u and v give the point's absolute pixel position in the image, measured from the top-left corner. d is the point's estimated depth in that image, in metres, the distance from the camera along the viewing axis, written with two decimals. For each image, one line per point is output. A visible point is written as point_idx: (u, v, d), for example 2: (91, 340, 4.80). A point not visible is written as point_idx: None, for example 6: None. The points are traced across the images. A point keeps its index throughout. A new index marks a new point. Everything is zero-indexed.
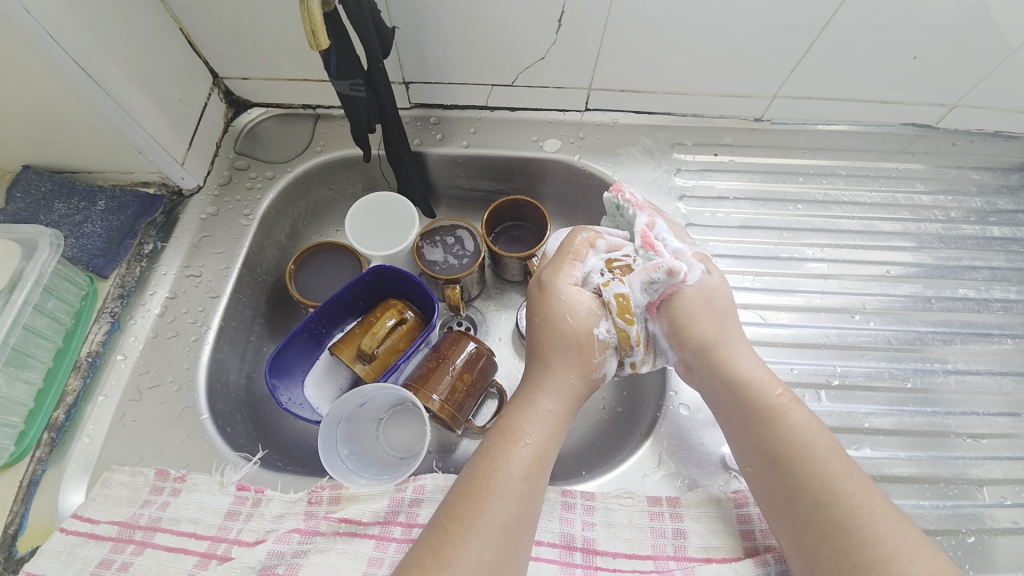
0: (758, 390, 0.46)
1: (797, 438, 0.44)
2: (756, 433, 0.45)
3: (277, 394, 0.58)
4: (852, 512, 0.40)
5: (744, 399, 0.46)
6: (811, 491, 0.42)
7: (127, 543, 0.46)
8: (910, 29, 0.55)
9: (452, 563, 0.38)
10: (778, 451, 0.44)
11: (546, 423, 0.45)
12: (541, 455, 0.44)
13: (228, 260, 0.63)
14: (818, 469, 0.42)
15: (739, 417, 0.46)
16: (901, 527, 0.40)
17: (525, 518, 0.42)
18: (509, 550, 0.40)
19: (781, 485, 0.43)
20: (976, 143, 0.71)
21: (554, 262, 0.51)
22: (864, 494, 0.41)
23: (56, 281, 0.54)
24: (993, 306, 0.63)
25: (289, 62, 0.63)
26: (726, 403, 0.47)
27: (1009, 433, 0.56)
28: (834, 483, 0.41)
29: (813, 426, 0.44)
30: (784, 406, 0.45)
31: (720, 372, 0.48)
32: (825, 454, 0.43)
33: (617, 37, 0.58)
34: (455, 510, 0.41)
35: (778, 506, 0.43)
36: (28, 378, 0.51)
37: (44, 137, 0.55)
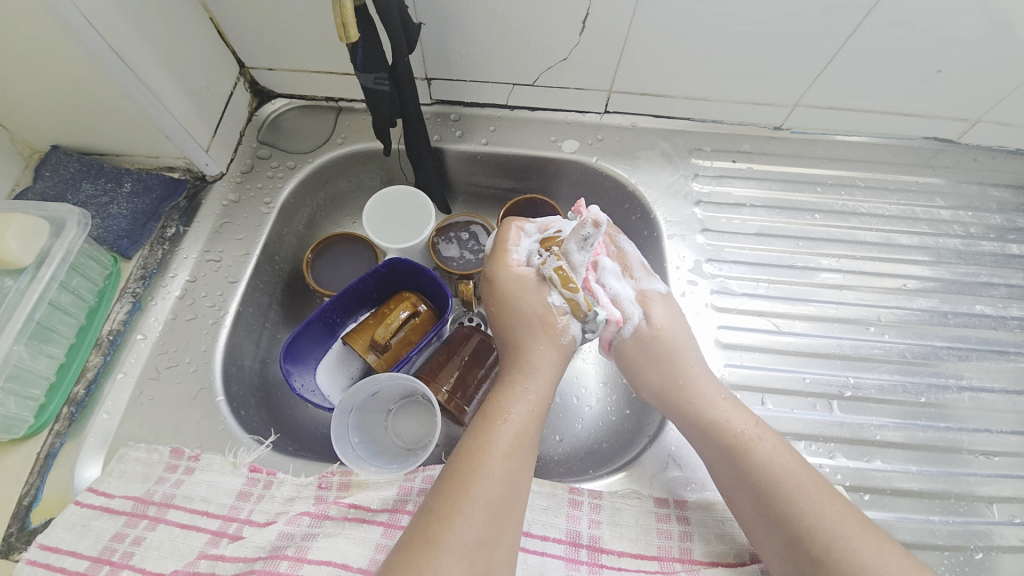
0: (722, 426, 0.47)
1: (768, 471, 0.44)
2: (730, 469, 0.46)
3: (290, 380, 0.58)
4: (826, 539, 0.41)
5: (712, 439, 0.48)
6: (784, 519, 0.43)
7: (141, 518, 0.47)
8: (936, 43, 0.55)
9: (438, 542, 0.38)
10: (751, 485, 0.45)
11: (527, 402, 0.48)
12: (523, 432, 0.46)
13: (248, 247, 0.64)
14: (791, 504, 0.43)
15: (712, 448, 0.48)
16: (882, 548, 0.40)
17: (511, 498, 0.42)
18: (496, 529, 0.40)
19: (757, 517, 0.44)
20: (999, 159, 0.70)
21: (565, 261, 0.53)
22: (839, 522, 0.41)
23: (82, 260, 0.56)
24: (1010, 323, 0.62)
25: (315, 55, 0.64)
26: (698, 442, 0.49)
27: (1023, 452, 0.55)
28: (808, 513, 0.42)
29: (781, 455, 0.45)
30: (749, 441, 0.46)
31: (685, 416, 0.50)
32: (795, 489, 0.43)
33: (640, 41, 0.58)
34: (440, 492, 0.41)
35: (760, 538, 0.44)
36: (51, 353, 0.52)
37: (75, 119, 0.56)
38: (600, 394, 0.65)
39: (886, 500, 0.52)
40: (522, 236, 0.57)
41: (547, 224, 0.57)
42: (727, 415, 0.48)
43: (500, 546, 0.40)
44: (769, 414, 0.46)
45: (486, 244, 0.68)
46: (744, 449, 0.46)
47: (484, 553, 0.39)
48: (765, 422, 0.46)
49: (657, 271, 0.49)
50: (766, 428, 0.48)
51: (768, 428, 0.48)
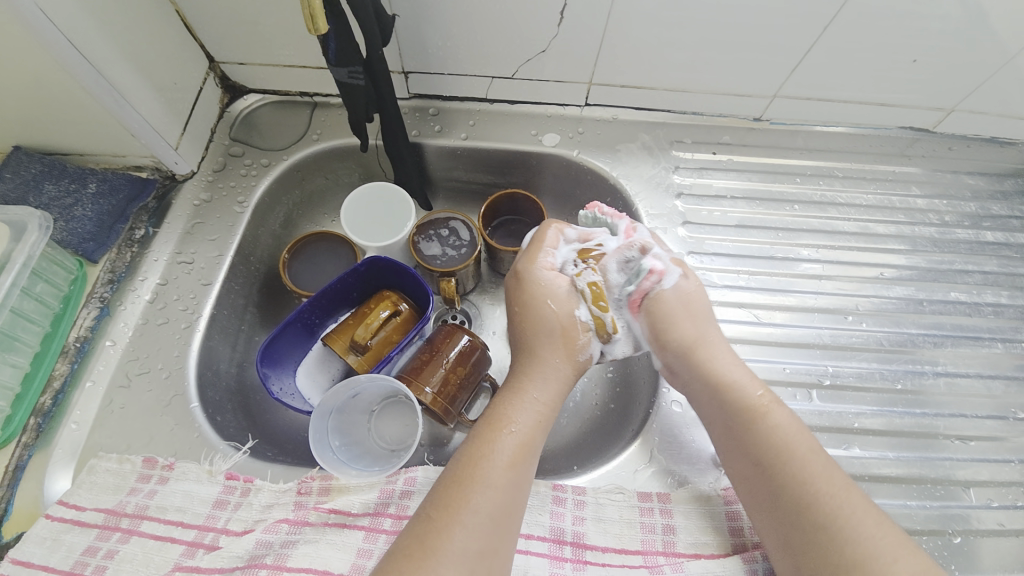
0: (742, 391, 0.47)
1: (783, 437, 0.44)
2: (746, 432, 0.45)
3: (268, 383, 0.57)
4: (833, 508, 0.40)
5: (729, 402, 0.47)
6: (796, 484, 0.42)
7: (113, 530, 0.46)
8: (912, 32, 0.55)
9: (437, 550, 0.38)
10: (764, 450, 0.44)
11: (533, 411, 0.47)
12: (528, 442, 0.45)
13: (221, 247, 0.62)
14: (801, 470, 0.42)
15: (730, 411, 0.46)
16: (881, 524, 0.40)
17: (511, 508, 0.42)
18: (495, 538, 0.40)
19: (767, 484, 0.43)
20: (972, 148, 0.71)
21: (529, 253, 0.54)
22: (845, 495, 0.41)
23: (45, 264, 0.53)
24: (984, 310, 0.63)
25: (287, 48, 0.62)
26: (717, 403, 0.47)
27: (997, 436, 0.56)
28: (817, 483, 0.41)
29: (793, 426, 0.45)
30: (765, 406, 0.45)
31: (701, 373, 0.49)
32: (806, 456, 0.43)
33: (619, 32, 0.57)
34: (439, 501, 0.41)
35: (766, 505, 0.43)
36: (15, 362, 0.50)
37: (34, 118, 0.54)
38: (584, 389, 0.65)
39: (865, 486, 0.53)
40: (561, 240, 0.55)
41: (587, 235, 0.55)
42: (746, 382, 0.47)
43: (498, 555, 0.40)
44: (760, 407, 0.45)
45: (467, 239, 0.67)
46: (759, 414, 0.45)
47: (482, 562, 0.39)
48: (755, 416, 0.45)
49: (621, 253, 0.53)
50: (781, 400, 0.47)
51: (782, 402, 0.47)
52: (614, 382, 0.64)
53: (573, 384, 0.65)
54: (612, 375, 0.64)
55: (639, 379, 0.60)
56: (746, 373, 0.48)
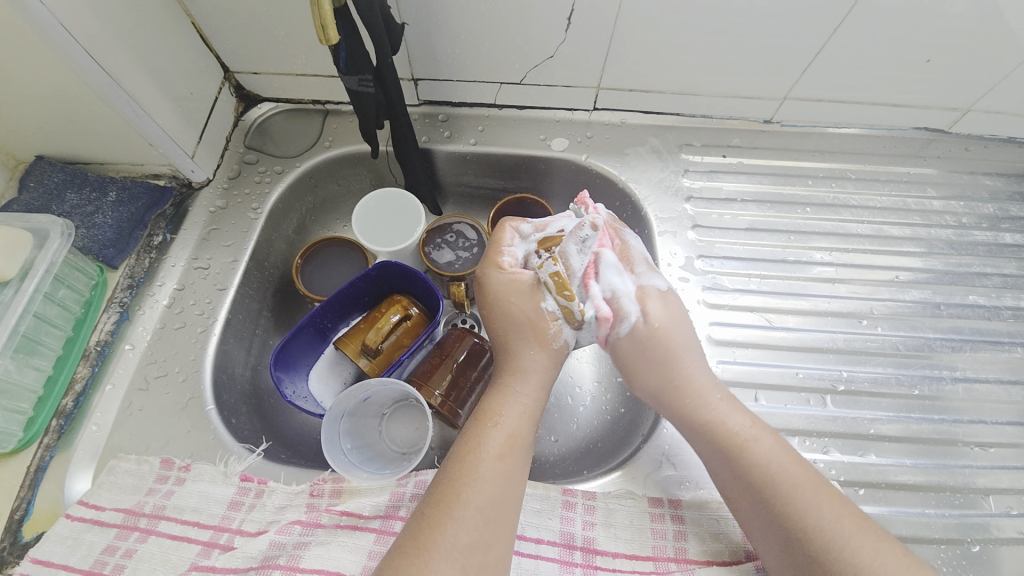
0: (716, 427, 0.46)
1: (765, 472, 0.43)
2: (725, 471, 0.45)
3: (281, 387, 0.58)
4: (824, 540, 0.40)
5: (705, 439, 0.47)
6: (783, 520, 0.42)
7: (131, 530, 0.47)
8: (924, 33, 0.55)
9: (433, 546, 0.38)
10: (748, 485, 0.44)
11: (519, 406, 0.47)
12: (517, 436, 0.45)
13: (236, 253, 0.63)
14: (790, 505, 0.42)
15: (709, 447, 0.46)
16: (881, 549, 0.39)
17: (506, 502, 0.42)
18: (492, 532, 0.40)
19: (759, 516, 0.43)
20: (990, 148, 0.70)
21: (487, 257, 0.55)
22: (836, 524, 0.40)
23: (67, 270, 0.55)
24: (1004, 313, 0.62)
25: (299, 57, 0.63)
26: (696, 440, 0.47)
27: (1018, 442, 0.55)
28: (804, 515, 0.41)
29: (778, 456, 0.44)
30: (744, 442, 0.45)
31: (679, 411, 0.48)
32: (791, 490, 0.42)
33: (626, 37, 0.58)
34: (433, 497, 0.41)
35: (759, 538, 0.43)
36: (38, 365, 0.52)
37: (57, 129, 0.55)
38: (594, 393, 0.65)
39: (881, 493, 0.52)
40: (517, 237, 0.56)
41: (545, 223, 0.56)
42: (724, 412, 0.47)
43: (495, 549, 0.40)
44: (743, 441, 0.45)
45: (474, 239, 0.68)
46: (737, 451, 0.45)
47: (480, 556, 0.39)
48: (737, 450, 0.45)
49: (575, 235, 0.53)
50: (764, 429, 0.46)
51: (767, 429, 0.46)
52: (624, 386, 0.64)
53: (583, 389, 0.65)
54: (622, 380, 0.64)
55: None
56: (729, 407, 0.47)
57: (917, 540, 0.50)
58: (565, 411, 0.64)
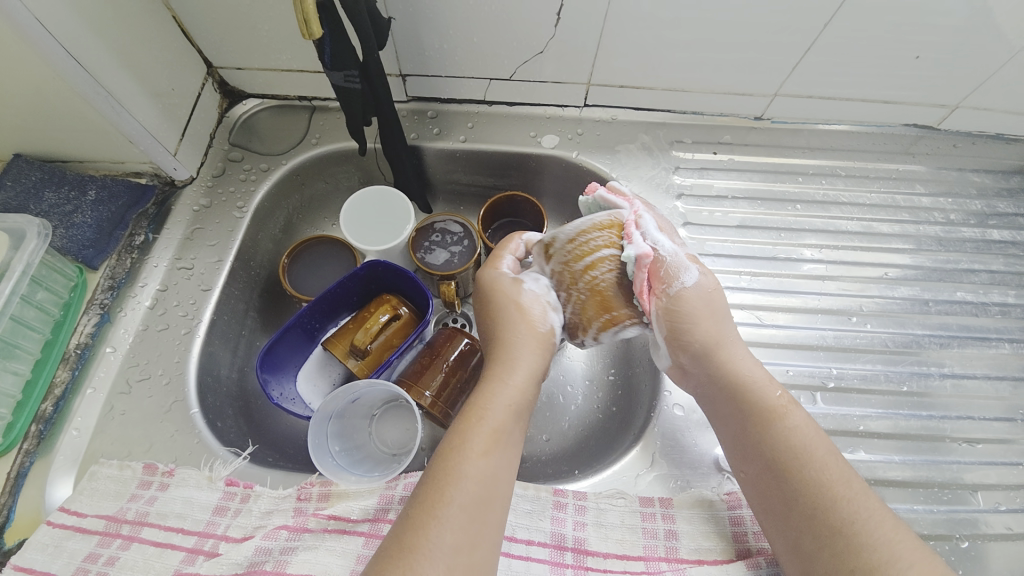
0: (757, 391, 0.45)
1: (796, 441, 0.43)
2: (756, 435, 0.44)
3: (268, 388, 0.57)
4: (851, 513, 0.39)
5: (741, 403, 0.45)
6: (816, 488, 0.40)
7: (114, 537, 0.46)
8: (911, 29, 0.55)
9: (419, 548, 0.37)
10: (779, 451, 0.43)
11: (506, 400, 0.45)
12: (503, 431, 0.44)
13: (221, 253, 0.62)
14: (818, 473, 0.41)
15: (746, 411, 0.45)
16: (900, 529, 0.38)
17: (493, 499, 0.41)
18: (480, 531, 0.39)
19: (791, 488, 0.41)
20: (977, 145, 0.70)
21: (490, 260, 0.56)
22: (864, 500, 0.40)
23: (45, 272, 0.53)
24: (991, 309, 0.62)
25: (284, 52, 0.62)
26: (730, 406, 0.46)
27: (1006, 438, 0.56)
28: (836, 487, 0.40)
29: (812, 430, 0.43)
30: (783, 407, 0.44)
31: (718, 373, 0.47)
32: (825, 458, 0.42)
33: (616, 32, 0.57)
34: (418, 498, 0.40)
35: (786, 511, 0.41)
36: (16, 369, 0.51)
37: (34, 127, 0.54)
38: (586, 392, 0.65)
39: (871, 490, 0.52)
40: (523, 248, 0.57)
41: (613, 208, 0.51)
42: (767, 379, 0.46)
43: (482, 549, 0.39)
44: (780, 408, 0.44)
45: (460, 232, 0.68)
46: (775, 416, 0.44)
47: (467, 557, 0.38)
48: (773, 416, 0.44)
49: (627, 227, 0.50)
50: (799, 405, 0.46)
51: (797, 403, 0.46)
52: (615, 384, 0.64)
53: (575, 387, 0.65)
54: (614, 378, 0.64)
55: (640, 384, 0.60)
56: (763, 373, 0.47)
57: None
58: (556, 410, 0.64)
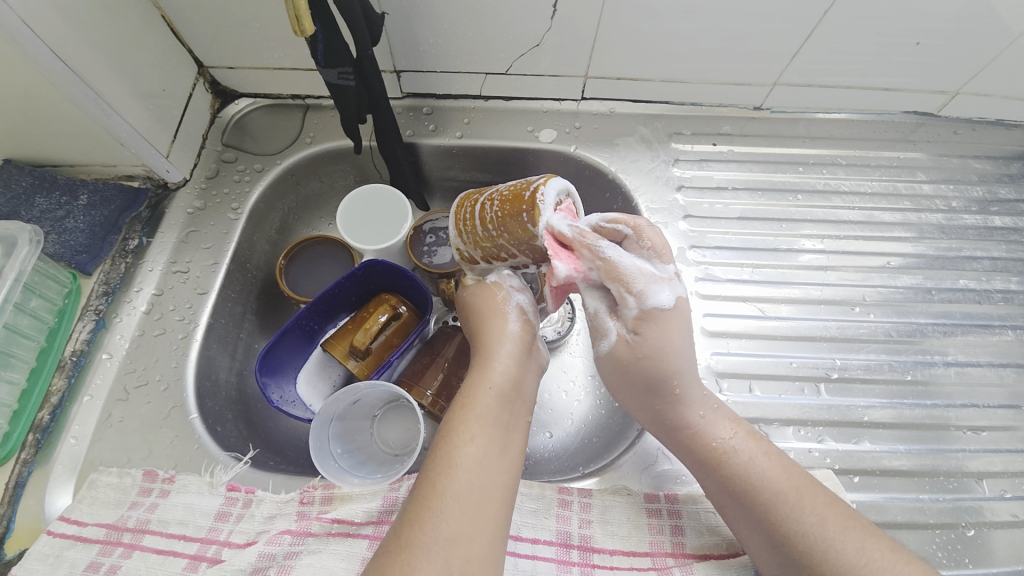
0: (699, 439, 0.45)
1: (747, 482, 0.42)
2: (710, 478, 0.44)
3: (267, 392, 0.57)
4: (808, 542, 0.39)
5: (688, 451, 0.46)
6: (769, 525, 0.41)
7: (115, 546, 0.45)
8: (908, 17, 0.54)
9: (416, 542, 0.37)
10: (733, 491, 0.43)
11: (497, 389, 0.44)
12: (496, 420, 0.43)
13: (216, 255, 0.61)
14: (776, 509, 0.41)
15: (691, 460, 0.46)
16: (868, 548, 0.39)
17: (488, 486, 0.40)
18: (477, 520, 0.38)
19: (750, 526, 0.42)
20: (978, 131, 0.69)
21: (474, 290, 0.52)
22: (822, 525, 0.40)
23: (38, 279, 0.53)
24: (994, 297, 0.62)
25: (275, 50, 0.61)
26: (679, 453, 0.47)
27: (1010, 425, 0.55)
28: (790, 519, 0.40)
29: (760, 462, 0.43)
30: (725, 452, 0.44)
31: (666, 428, 0.47)
32: (775, 494, 0.41)
33: (612, 24, 0.56)
34: (416, 493, 0.40)
35: (750, 544, 0.43)
36: (11, 378, 0.50)
37: (25, 132, 0.53)
38: (587, 388, 0.64)
39: (876, 481, 0.52)
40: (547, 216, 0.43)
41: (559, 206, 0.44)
42: (707, 423, 0.45)
43: (480, 540, 0.38)
44: (722, 453, 0.44)
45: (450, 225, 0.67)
46: (722, 460, 0.44)
47: (464, 548, 0.37)
48: (718, 462, 0.44)
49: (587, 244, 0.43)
50: (749, 437, 0.45)
51: (751, 434, 0.45)
52: None
53: (577, 384, 0.64)
54: None
55: None
56: (716, 416, 0.46)
57: (911, 526, 0.50)
58: (558, 408, 0.63)
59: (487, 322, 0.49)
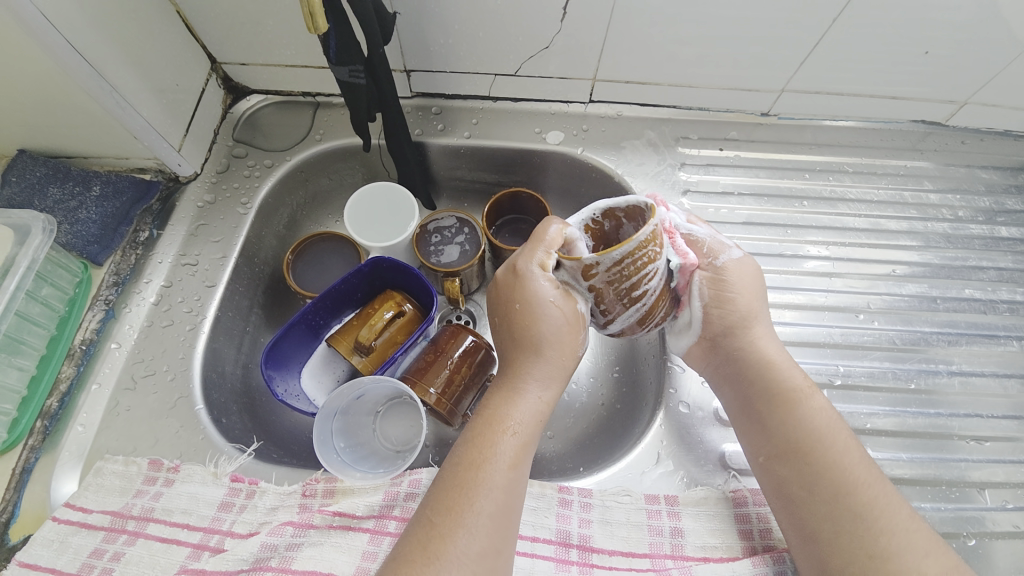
0: (775, 376, 0.47)
1: (814, 425, 0.45)
2: (773, 422, 0.46)
3: (273, 385, 0.57)
4: (866, 495, 0.41)
5: (761, 391, 0.47)
6: (824, 473, 0.43)
7: (119, 533, 0.46)
8: (918, 26, 0.54)
9: (444, 554, 0.37)
10: (793, 439, 0.45)
11: (533, 410, 0.45)
12: (528, 437, 0.44)
13: (225, 249, 0.62)
14: (836, 458, 0.43)
15: (760, 404, 0.47)
16: (906, 513, 0.41)
17: (514, 505, 0.41)
18: (504, 536, 0.39)
19: (799, 477, 0.44)
20: (985, 141, 0.69)
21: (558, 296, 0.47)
22: (872, 483, 0.42)
23: (50, 268, 0.53)
24: (999, 307, 0.62)
25: (288, 48, 0.61)
26: (746, 394, 0.48)
27: (1013, 436, 0.55)
28: (845, 472, 0.42)
29: (825, 415, 0.46)
30: (799, 393, 0.46)
31: (739, 364, 0.49)
32: (839, 444, 0.44)
33: (622, 28, 0.57)
34: (442, 504, 0.40)
35: (788, 503, 0.44)
36: (22, 365, 0.51)
37: (42, 123, 0.54)
38: (590, 389, 0.64)
39: None
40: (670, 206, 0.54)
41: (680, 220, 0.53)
42: (778, 368, 0.48)
43: (504, 554, 0.39)
44: (798, 393, 0.46)
45: (453, 223, 0.68)
46: (793, 401, 0.46)
47: (489, 563, 0.38)
48: (793, 401, 0.46)
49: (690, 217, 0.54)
50: (814, 388, 0.48)
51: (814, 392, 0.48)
52: (620, 382, 0.64)
53: (579, 385, 0.65)
54: (619, 376, 0.64)
55: (645, 381, 0.60)
56: (786, 361, 0.48)
57: None
58: (560, 407, 0.63)
59: (545, 344, 0.47)
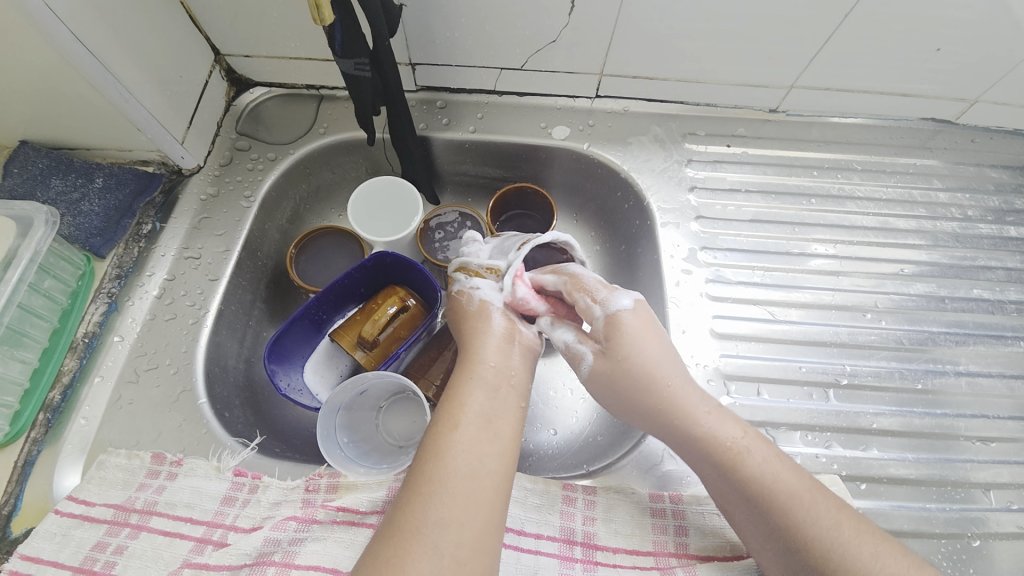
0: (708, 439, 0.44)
1: (762, 483, 0.41)
2: (719, 480, 0.43)
3: (276, 379, 0.57)
4: (823, 549, 0.39)
5: (698, 453, 0.44)
6: (782, 529, 0.40)
7: (122, 526, 0.45)
8: (931, 22, 0.54)
9: (407, 526, 0.37)
10: (744, 496, 0.42)
11: (485, 384, 0.45)
12: (484, 409, 0.43)
13: (228, 242, 0.62)
14: (790, 514, 0.40)
15: (701, 462, 0.44)
16: (880, 551, 0.39)
17: (481, 473, 0.40)
18: (473, 507, 0.38)
19: (757, 528, 0.42)
20: (995, 140, 0.69)
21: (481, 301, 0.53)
22: (835, 530, 0.39)
23: (53, 260, 0.53)
24: (1007, 307, 0.61)
25: (292, 40, 0.61)
26: (686, 454, 0.45)
27: (1019, 436, 0.55)
28: (805, 526, 0.40)
29: (772, 465, 0.42)
30: (736, 452, 0.43)
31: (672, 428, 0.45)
32: (789, 499, 0.41)
33: (629, 23, 0.56)
34: (404, 482, 0.40)
35: (760, 548, 0.42)
36: (24, 358, 0.50)
37: (44, 113, 0.53)
38: None
39: (883, 488, 0.51)
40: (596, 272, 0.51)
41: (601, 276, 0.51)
42: (714, 423, 0.44)
43: (476, 523, 0.37)
44: (732, 454, 0.43)
45: (455, 218, 0.68)
46: (732, 461, 0.43)
47: (457, 533, 0.37)
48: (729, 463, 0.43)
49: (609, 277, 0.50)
50: (756, 437, 0.44)
51: (759, 436, 0.44)
52: None
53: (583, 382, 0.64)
54: None
55: None
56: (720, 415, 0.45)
57: (915, 534, 0.49)
58: (563, 405, 0.63)
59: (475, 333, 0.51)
